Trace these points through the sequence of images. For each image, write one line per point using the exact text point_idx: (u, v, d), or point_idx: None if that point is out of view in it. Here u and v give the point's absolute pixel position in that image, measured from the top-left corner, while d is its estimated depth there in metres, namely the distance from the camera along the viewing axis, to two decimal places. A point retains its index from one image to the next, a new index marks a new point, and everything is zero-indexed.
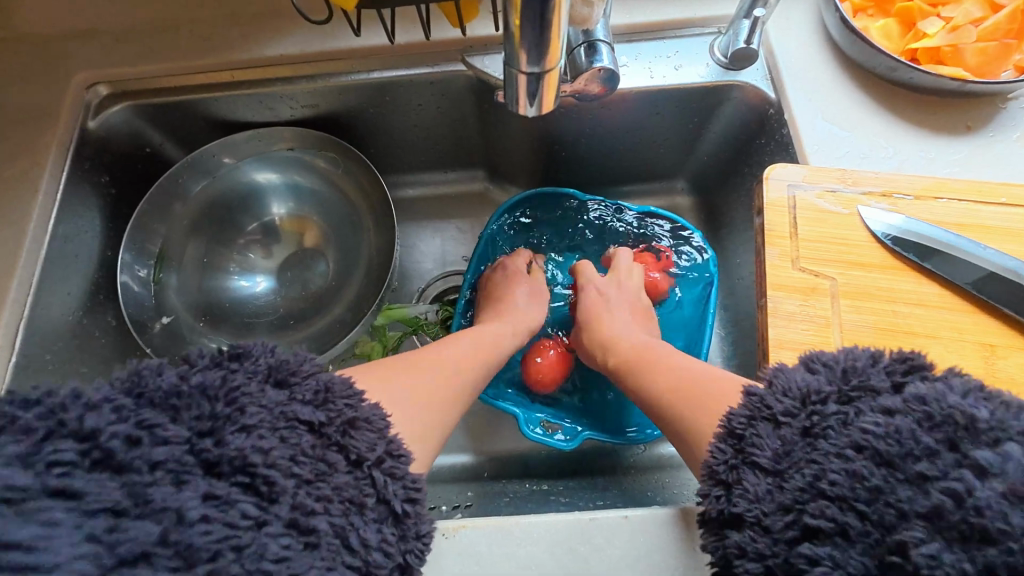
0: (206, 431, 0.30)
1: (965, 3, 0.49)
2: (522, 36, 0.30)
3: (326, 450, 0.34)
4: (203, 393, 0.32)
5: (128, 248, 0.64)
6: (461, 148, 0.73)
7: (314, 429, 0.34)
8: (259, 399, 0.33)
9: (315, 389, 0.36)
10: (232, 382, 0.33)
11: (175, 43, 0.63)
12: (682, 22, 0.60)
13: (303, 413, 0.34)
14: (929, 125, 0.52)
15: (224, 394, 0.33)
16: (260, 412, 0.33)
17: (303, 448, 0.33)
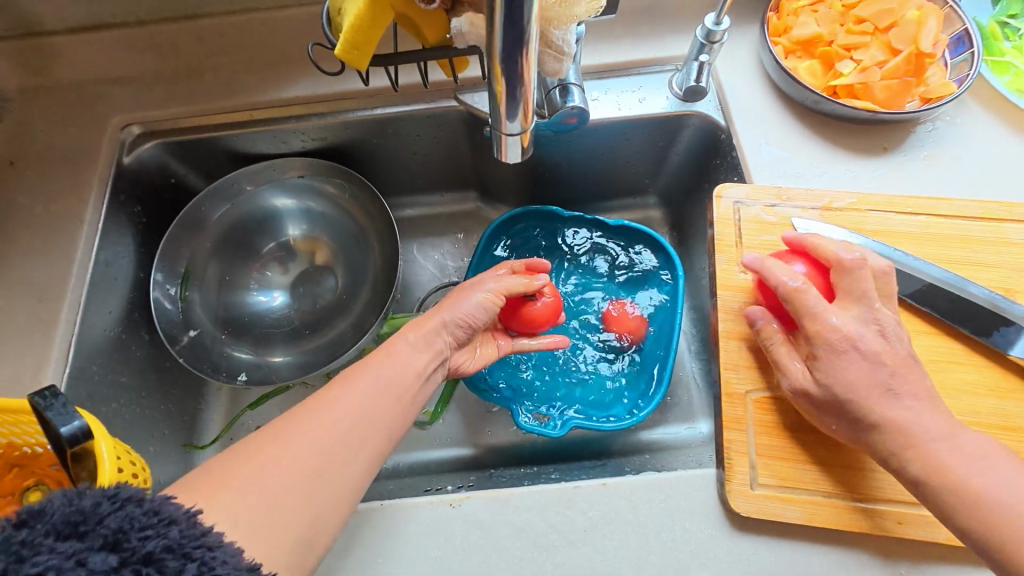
0: (42, 557, 0.27)
1: (872, 47, 0.59)
2: (502, 104, 0.35)
3: (183, 554, 0.30)
4: (47, 526, 0.29)
5: (160, 269, 0.72)
6: (455, 172, 0.82)
7: (165, 535, 0.30)
8: (107, 516, 0.30)
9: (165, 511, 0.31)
10: (78, 506, 0.29)
11: (201, 88, 0.72)
12: (645, 61, 0.70)
13: (154, 520, 0.31)
14: (853, 147, 0.62)
15: (67, 521, 0.29)
16: (104, 530, 0.29)
17: (150, 559, 0.29)
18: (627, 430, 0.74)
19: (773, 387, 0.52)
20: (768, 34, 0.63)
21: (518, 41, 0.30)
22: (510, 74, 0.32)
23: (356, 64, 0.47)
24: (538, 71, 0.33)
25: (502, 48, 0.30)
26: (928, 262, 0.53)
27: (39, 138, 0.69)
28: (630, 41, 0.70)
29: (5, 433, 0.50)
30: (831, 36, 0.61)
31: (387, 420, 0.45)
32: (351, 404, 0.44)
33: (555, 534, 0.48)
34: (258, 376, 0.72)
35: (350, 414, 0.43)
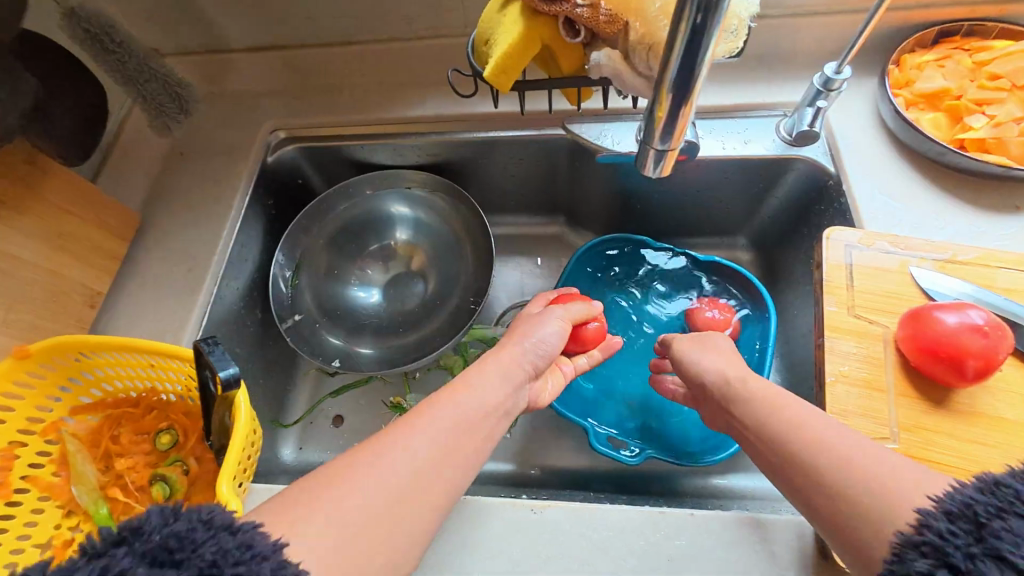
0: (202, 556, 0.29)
1: (1008, 103, 0.57)
2: (660, 125, 0.40)
3: None
4: (145, 547, 0.29)
5: (281, 255, 0.80)
6: (548, 197, 0.87)
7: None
8: (203, 543, 0.29)
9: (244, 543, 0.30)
10: (196, 531, 0.29)
11: (341, 104, 0.82)
12: (754, 105, 0.71)
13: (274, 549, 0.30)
14: (977, 203, 0.59)
15: (167, 542, 0.29)
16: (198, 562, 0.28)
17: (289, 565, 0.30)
18: (698, 471, 0.71)
19: (886, 438, 0.47)
20: (889, 85, 0.63)
21: (690, 72, 0.34)
22: (673, 104, 0.37)
23: (501, 87, 0.52)
24: (701, 98, 0.37)
25: (677, 75, 0.34)
26: None
27: (205, 135, 0.81)
28: (739, 84, 0.72)
29: (149, 379, 0.57)
30: (959, 91, 0.60)
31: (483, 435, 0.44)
32: (458, 413, 0.44)
33: (636, 557, 0.47)
34: (348, 363, 0.77)
35: (459, 416, 0.44)
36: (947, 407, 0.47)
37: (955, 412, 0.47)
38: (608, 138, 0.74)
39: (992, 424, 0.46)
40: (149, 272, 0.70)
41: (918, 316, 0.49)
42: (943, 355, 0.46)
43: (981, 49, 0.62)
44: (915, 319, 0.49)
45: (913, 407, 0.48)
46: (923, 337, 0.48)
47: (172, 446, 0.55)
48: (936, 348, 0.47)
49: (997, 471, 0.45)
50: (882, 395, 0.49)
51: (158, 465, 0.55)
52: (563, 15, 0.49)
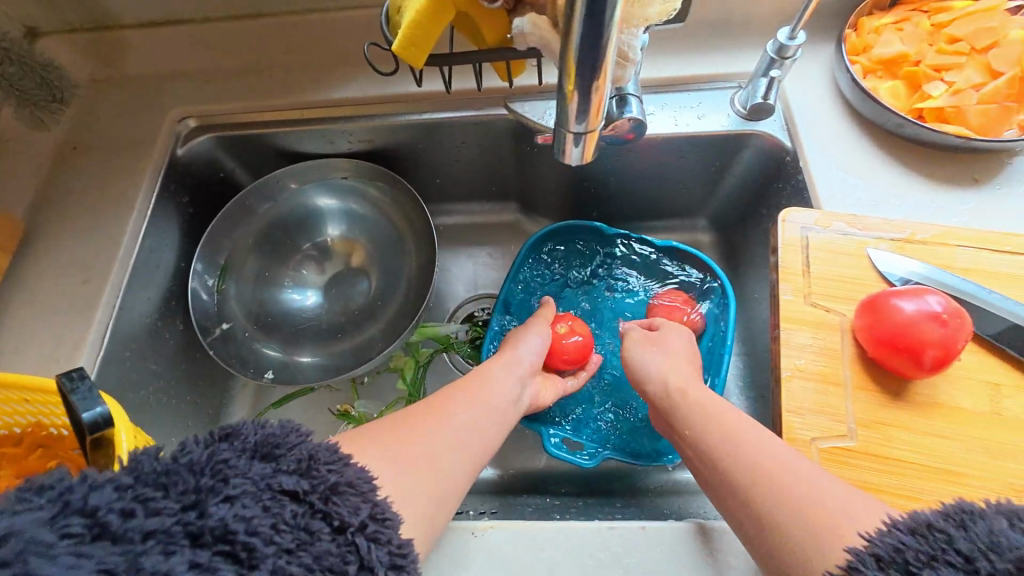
0: (241, 475, 0.31)
1: (967, 69, 0.54)
2: (573, 103, 0.34)
3: (360, 492, 0.33)
4: (245, 444, 0.32)
5: (200, 259, 0.72)
6: (496, 183, 0.81)
7: (345, 471, 0.33)
8: (296, 444, 0.33)
9: (299, 457, 0.33)
10: (270, 432, 0.33)
11: (257, 86, 0.73)
12: (708, 76, 0.66)
13: (335, 456, 0.34)
14: (937, 177, 0.56)
15: (263, 442, 0.33)
16: (295, 456, 0.33)
17: (335, 490, 0.32)
18: (661, 468, 0.68)
19: (844, 436, 0.44)
20: (846, 52, 0.59)
21: (597, 35, 0.29)
22: (582, 75, 0.31)
23: (414, 62, 0.46)
24: (614, 68, 0.31)
25: (580, 37, 0.29)
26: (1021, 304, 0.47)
27: (103, 127, 0.71)
28: (691, 55, 0.67)
29: (34, 414, 0.49)
30: (918, 56, 0.56)
31: (487, 437, 0.48)
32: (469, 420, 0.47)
33: None
34: (284, 374, 0.71)
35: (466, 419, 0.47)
36: (906, 399, 0.45)
37: (914, 404, 0.44)
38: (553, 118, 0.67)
39: (950, 415, 0.44)
40: (41, 286, 0.62)
41: (875, 304, 0.46)
42: (902, 347, 0.43)
43: (940, 9, 0.57)
44: (872, 308, 0.46)
45: (871, 400, 0.45)
46: (881, 327, 0.45)
47: None
48: (894, 338, 0.44)
49: (957, 464, 0.43)
50: (838, 389, 0.46)
51: None
52: None
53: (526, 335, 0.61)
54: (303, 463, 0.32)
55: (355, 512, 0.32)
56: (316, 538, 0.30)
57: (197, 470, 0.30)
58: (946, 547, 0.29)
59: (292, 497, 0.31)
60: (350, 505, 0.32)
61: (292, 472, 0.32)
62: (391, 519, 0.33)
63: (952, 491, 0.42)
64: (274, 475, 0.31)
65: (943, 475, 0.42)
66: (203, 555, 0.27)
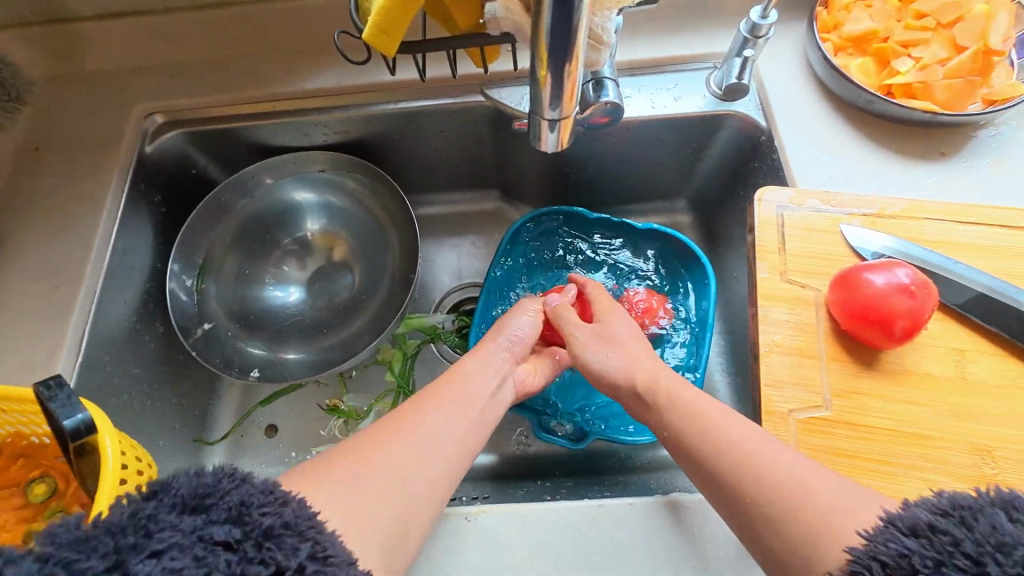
0: (169, 528, 0.30)
1: (933, 44, 0.55)
2: (546, 87, 0.34)
3: (297, 532, 0.32)
4: (175, 499, 0.32)
5: (177, 259, 0.71)
6: (476, 171, 0.80)
7: (281, 512, 0.33)
8: (228, 490, 0.32)
9: (230, 505, 0.32)
10: (201, 482, 0.33)
11: (226, 78, 0.71)
12: (683, 57, 0.66)
13: (270, 497, 0.33)
14: (906, 152, 0.57)
15: (193, 494, 0.32)
16: (226, 504, 0.32)
17: (270, 533, 0.31)
18: (650, 445, 0.70)
19: (820, 406, 0.46)
20: (817, 30, 0.59)
21: (567, 19, 0.29)
22: (554, 59, 0.31)
23: (385, 50, 0.45)
24: (586, 51, 0.31)
25: (551, 26, 0.29)
26: (985, 273, 0.49)
27: (65, 125, 0.69)
28: (666, 36, 0.67)
29: (13, 424, 0.48)
30: (886, 32, 0.56)
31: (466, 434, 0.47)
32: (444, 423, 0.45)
33: (575, 556, 0.45)
34: (270, 372, 0.70)
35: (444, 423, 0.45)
36: (878, 369, 0.46)
37: (885, 372, 0.46)
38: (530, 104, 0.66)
39: (919, 381, 0.46)
40: (11, 294, 0.60)
41: (847, 279, 0.47)
42: (872, 319, 0.45)
43: None
44: (844, 282, 0.47)
45: (845, 372, 0.47)
46: (853, 300, 0.46)
47: (50, 496, 0.48)
48: (865, 309, 0.45)
49: (926, 428, 0.45)
50: (814, 361, 0.47)
51: (35, 519, 0.47)
52: None
53: (513, 316, 0.59)
54: (233, 510, 0.32)
55: (292, 554, 0.31)
56: None
57: (118, 531, 0.29)
58: (955, 552, 0.29)
59: (225, 546, 0.30)
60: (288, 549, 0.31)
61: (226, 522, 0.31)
62: (335, 557, 0.32)
63: (921, 454, 0.44)
64: (207, 527, 0.31)
65: (914, 439, 0.44)
66: None
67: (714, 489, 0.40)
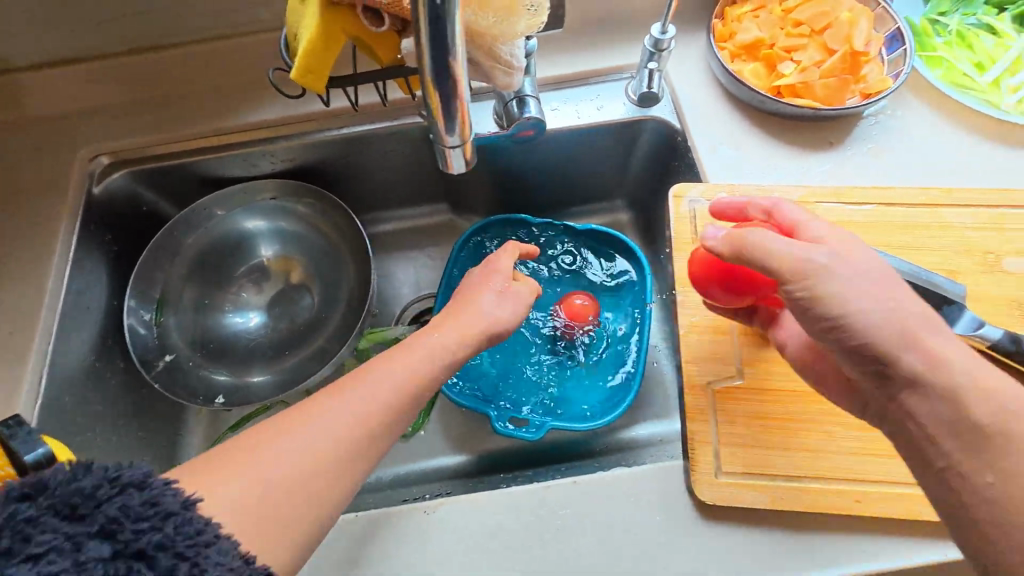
0: (48, 531, 0.31)
1: (810, 48, 0.62)
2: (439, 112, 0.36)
3: (178, 554, 0.32)
4: (53, 502, 0.32)
5: (134, 295, 0.72)
6: (425, 186, 0.84)
7: (161, 530, 0.32)
8: (103, 501, 0.32)
9: (102, 522, 0.32)
10: (80, 486, 0.32)
11: (169, 116, 0.73)
12: (602, 69, 0.72)
13: (150, 512, 0.33)
14: (801, 144, 0.64)
15: (77, 494, 0.32)
16: (99, 518, 0.32)
17: (143, 556, 0.31)
18: (607, 430, 0.75)
19: (734, 376, 0.51)
20: (714, 40, 0.66)
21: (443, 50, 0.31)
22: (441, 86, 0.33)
23: (313, 87, 0.48)
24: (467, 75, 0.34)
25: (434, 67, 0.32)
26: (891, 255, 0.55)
27: (10, 173, 0.70)
28: (585, 51, 0.73)
29: None
30: (772, 39, 0.63)
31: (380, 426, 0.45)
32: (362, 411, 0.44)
33: (529, 534, 0.49)
34: (235, 397, 0.72)
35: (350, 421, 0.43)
36: None
37: None
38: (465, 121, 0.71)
39: None
40: None
41: None
42: (772, 298, 0.51)
43: None
44: None
45: (756, 344, 0.52)
46: None
47: None
48: None
49: None
50: (727, 337, 0.53)
51: None
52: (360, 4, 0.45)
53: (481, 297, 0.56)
54: (106, 527, 0.32)
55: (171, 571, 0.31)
56: None
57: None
58: None
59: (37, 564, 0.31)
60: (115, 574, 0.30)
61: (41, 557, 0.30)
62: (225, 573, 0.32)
63: (822, 409, 0.50)
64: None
65: (816, 397, 0.50)
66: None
67: (961, 433, 0.37)
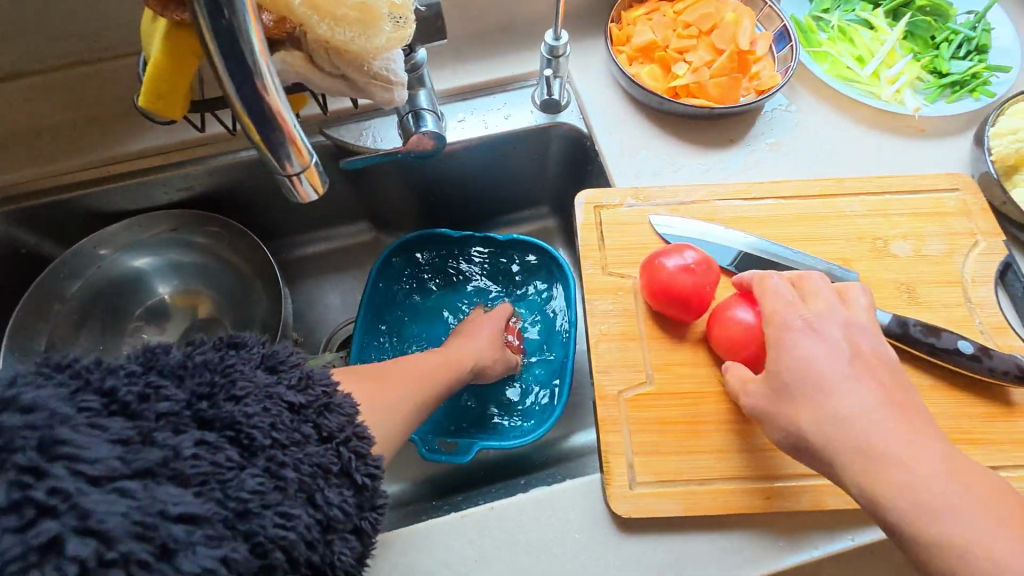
0: (248, 381, 0.38)
1: (699, 49, 0.63)
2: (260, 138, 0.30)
3: (345, 415, 0.41)
4: (252, 356, 0.40)
5: (10, 350, 0.65)
6: (340, 205, 0.80)
7: (334, 396, 0.41)
8: (297, 366, 0.41)
9: (298, 376, 0.40)
10: (273, 353, 0.41)
11: (41, 150, 0.67)
12: (507, 78, 0.71)
13: (329, 379, 0.42)
14: (703, 143, 0.65)
15: (268, 358, 0.40)
16: (295, 376, 0.40)
17: (326, 409, 0.40)
18: (545, 443, 0.73)
19: (645, 382, 0.51)
20: (612, 44, 0.66)
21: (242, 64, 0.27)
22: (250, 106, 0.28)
23: (169, 114, 0.45)
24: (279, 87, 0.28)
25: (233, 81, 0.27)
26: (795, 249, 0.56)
27: None
28: (489, 60, 0.72)
29: None
30: (665, 41, 0.64)
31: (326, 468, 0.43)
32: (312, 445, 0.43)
33: (445, 570, 0.45)
34: None
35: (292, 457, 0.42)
36: (690, 340, 0.52)
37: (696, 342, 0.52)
38: (370, 138, 0.69)
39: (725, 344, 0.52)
40: None
41: (650, 265, 0.52)
42: (677, 306, 0.51)
43: None
44: (647, 267, 0.52)
45: (667, 348, 0.52)
46: (656, 283, 0.51)
47: None
48: (670, 292, 0.50)
49: None
50: (637, 343, 0.52)
51: None
52: (183, 14, 0.39)
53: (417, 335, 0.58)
54: (301, 381, 0.40)
55: (339, 429, 0.40)
56: (326, 491, 0.37)
57: (212, 369, 0.37)
58: None
59: (292, 409, 0.38)
60: (263, 417, 0.36)
61: (248, 396, 0.37)
62: (363, 447, 0.40)
63: (733, 408, 0.50)
64: (225, 413, 0.35)
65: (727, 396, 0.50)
66: (220, 440, 0.34)
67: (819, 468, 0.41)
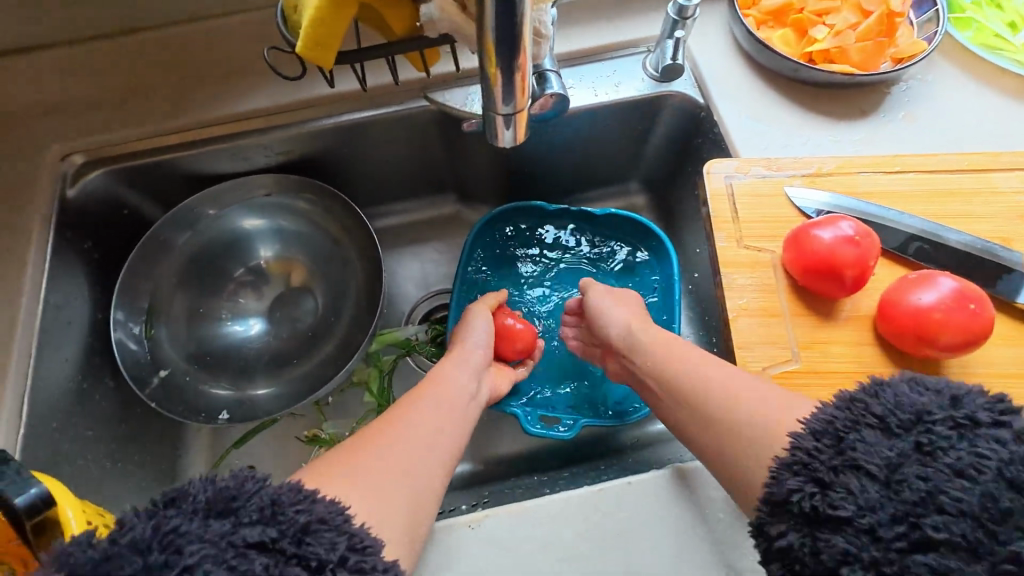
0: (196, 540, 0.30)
1: (843, 11, 0.59)
2: (496, 82, 0.34)
3: (334, 526, 0.33)
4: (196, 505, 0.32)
5: (120, 307, 0.65)
6: (431, 176, 0.79)
7: (313, 509, 0.34)
8: (253, 493, 0.33)
9: (259, 506, 0.32)
10: (222, 485, 0.33)
11: (148, 108, 0.66)
12: (618, 43, 0.68)
13: (299, 496, 0.34)
14: (834, 114, 0.61)
15: (218, 497, 0.33)
16: (253, 506, 0.32)
17: (307, 530, 0.32)
18: (636, 424, 0.71)
19: (790, 360, 0.48)
20: (738, 7, 0.63)
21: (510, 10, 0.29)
22: (502, 52, 0.32)
23: (322, 62, 0.43)
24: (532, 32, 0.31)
25: None
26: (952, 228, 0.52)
27: None
28: (600, 24, 0.69)
29: None
30: (801, 3, 0.60)
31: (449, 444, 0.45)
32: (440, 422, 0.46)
33: (581, 542, 0.45)
34: (240, 412, 0.66)
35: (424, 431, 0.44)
36: (835, 318, 0.50)
37: (840, 320, 0.50)
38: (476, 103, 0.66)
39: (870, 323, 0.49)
40: None
41: (798, 237, 0.50)
42: (831, 280, 0.48)
43: None
44: (795, 240, 0.50)
45: (810, 325, 0.49)
46: (805, 254, 0.49)
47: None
48: (817, 263, 0.48)
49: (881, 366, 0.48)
50: (779, 319, 0.50)
51: None
52: None
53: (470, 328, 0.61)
54: (264, 510, 0.32)
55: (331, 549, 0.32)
56: None
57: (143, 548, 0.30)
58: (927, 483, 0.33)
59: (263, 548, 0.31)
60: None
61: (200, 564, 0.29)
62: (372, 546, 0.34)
63: None
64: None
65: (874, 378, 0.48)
66: None
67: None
